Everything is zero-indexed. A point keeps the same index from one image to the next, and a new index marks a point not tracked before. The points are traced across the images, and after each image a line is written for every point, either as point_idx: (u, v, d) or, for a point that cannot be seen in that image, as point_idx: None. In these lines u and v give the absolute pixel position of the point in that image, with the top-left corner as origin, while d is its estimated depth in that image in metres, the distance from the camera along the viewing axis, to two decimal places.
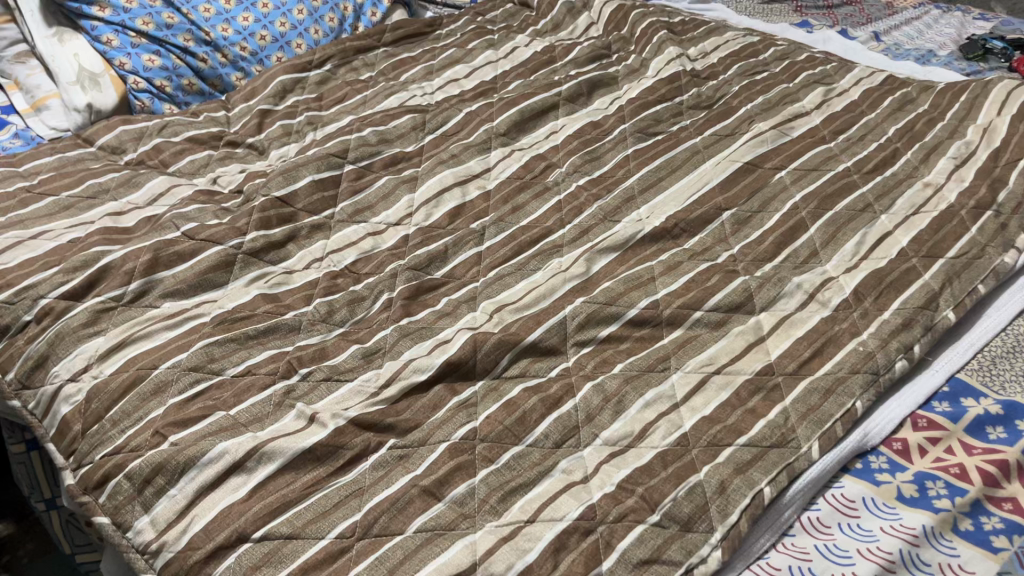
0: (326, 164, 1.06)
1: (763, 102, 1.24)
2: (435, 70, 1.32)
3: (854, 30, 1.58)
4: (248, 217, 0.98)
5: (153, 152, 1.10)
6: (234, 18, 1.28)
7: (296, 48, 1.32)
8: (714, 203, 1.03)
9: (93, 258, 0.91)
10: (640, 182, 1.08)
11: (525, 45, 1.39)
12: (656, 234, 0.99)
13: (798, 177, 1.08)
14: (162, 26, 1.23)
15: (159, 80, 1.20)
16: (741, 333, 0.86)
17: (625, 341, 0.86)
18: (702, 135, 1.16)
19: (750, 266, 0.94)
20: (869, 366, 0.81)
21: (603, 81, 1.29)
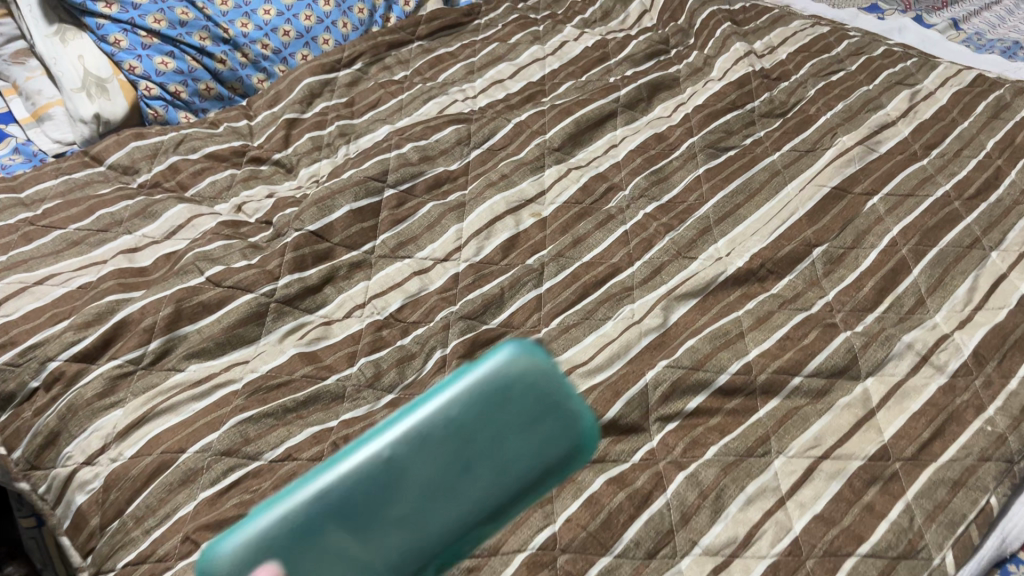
0: (364, 190, 0.95)
1: (844, 109, 1.12)
2: (476, 69, 1.19)
3: (930, 16, 1.44)
4: (280, 258, 0.87)
5: (170, 172, 0.99)
6: (255, 11, 1.15)
7: (323, 45, 1.19)
8: (802, 237, 0.92)
9: (107, 310, 0.80)
10: (716, 209, 0.96)
11: (575, 39, 1.26)
12: (740, 277, 0.87)
13: (893, 205, 0.96)
14: (176, 23, 1.09)
15: (173, 86, 1.08)
16: (847, 407, 0.75)
17: (715, 416, 0.75)
18: (780, 151, 1.04)
19: (851, 319, 0.83)
20: (1001, 453, 0.71)
21: (665, 84, 1.16)
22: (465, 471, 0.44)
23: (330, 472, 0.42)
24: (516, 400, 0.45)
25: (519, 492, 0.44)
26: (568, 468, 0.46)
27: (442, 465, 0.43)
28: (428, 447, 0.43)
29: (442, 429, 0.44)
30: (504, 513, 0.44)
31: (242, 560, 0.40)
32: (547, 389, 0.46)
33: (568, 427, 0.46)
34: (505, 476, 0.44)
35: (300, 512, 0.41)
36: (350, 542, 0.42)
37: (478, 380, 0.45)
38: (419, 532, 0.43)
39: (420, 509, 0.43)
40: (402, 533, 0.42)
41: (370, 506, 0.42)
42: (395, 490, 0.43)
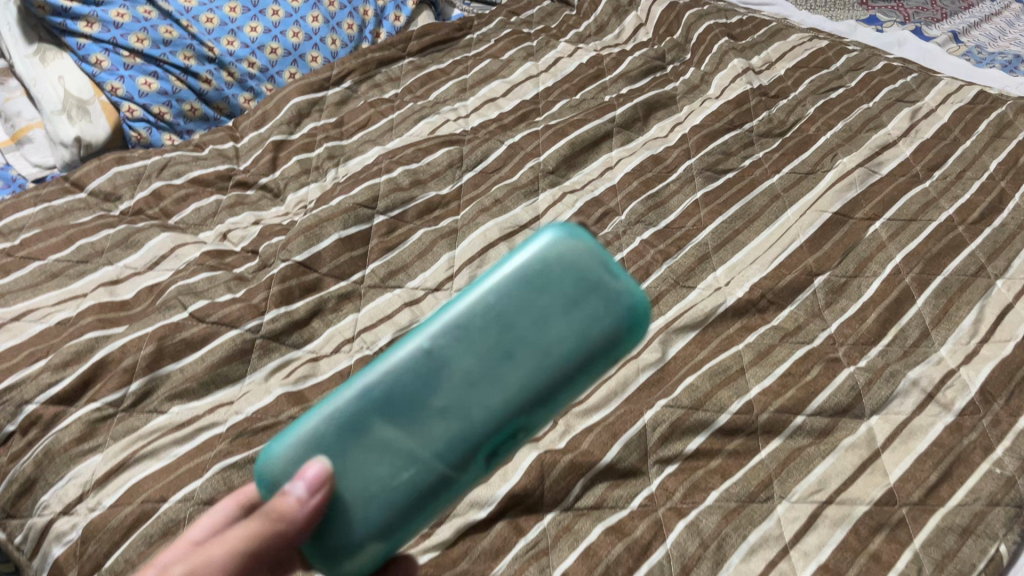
0: (353, 218, 0.92)
1: (844, 129, 1.10)
2: (469, 86, 1.17)
3: (929, 28, 1.42)
4: (266, 290, 0.84)
5: (153, 199, 0.96)
6: (241, 28, 1.12)
7: (311, 62, 1.16)
8: (803, 265, 0.89)
9: (86, 349, 0.77)
10: (714, 235, 0.94)
11: (570, 55, 1.23)
12: (740, 309, 0.85)
13: (895, 230, 0.94)
14: (160, 42, 1.06)
15: (157, 107, 1.05)
16: (852, 448, 0.73)
17: (716, 457, 0.72)
18: (779, 173, 1.02)
19: (854, 353, 0.81)
20: (1011, 498, 0.69)
21: (661, 102, 1.14)
22: (509, 356, 0.49)
23: (375, 368, 0.50)
24: (554, 288, 0.50)
25: (560, 370, 0.49)
26: (614, 346, 0.50)
27: (488, 353, 0.49)
28: (473, 336, 0.49)
29: (486, 317, 0.50)
30: (551, 392, 0.49)
31: (304, 448, 0.49)
32: (587, 271, 0.50)
33: (610, 306, 0.50)
34: (543, 358, 0.49)
35: (367, 396, 0.49)
36: (409, 421, 0.49)
37: (517, 270, 0.50)
38: (463, 416, 0.49)
39: (463, 395, 0.49)
40: (453, 413, 0.49)
41: (418, 397, 0.49)
42: (444, 376, 0.49)
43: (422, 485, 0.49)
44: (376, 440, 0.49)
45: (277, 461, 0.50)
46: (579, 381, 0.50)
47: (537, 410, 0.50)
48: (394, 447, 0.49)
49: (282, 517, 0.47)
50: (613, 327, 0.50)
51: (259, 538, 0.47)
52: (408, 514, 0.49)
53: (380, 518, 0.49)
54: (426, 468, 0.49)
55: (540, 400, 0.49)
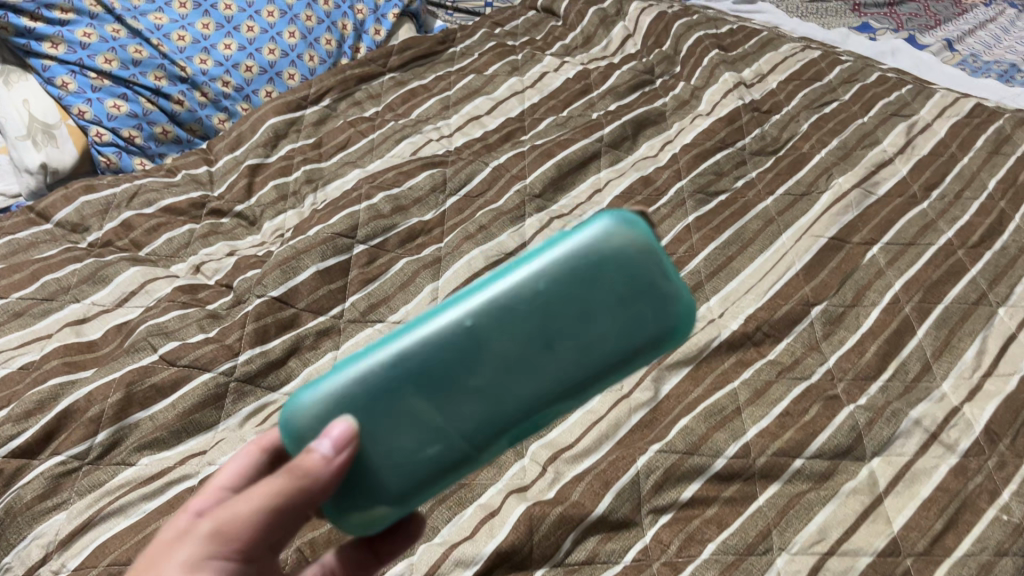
0: (332, 248, 0.89)
1: (839, 146, 1.07)
2: (452, 103, 1.13)
3: (923, 36, 1.39)
4: (240, 329, 0.80)
5: (123, 229, 0.92)
6: (214, 45, 1.08)
7: (288, 80, 1.12)
8: (800, 294, 0.86)
9: (50, 397, 0.73)
10: (707, 263, 0.91)
11: (556, 69, 1.20)
12: (735, 342, 0.82)
13: (893, 256, 0.91)
14: (129, 62, 1.02)
15: (126, 131, 1.01)
16: (853, 493, 0.70)
17: (712, 505, 0.69)
18: (773, 196, 0.99)
19: (853, 389, 0.78)
20: (1019, 547, 0.66)
21: (651, 119, 1.10)
22: (551, 346, 0.47)
23: (411, 336, 0.46)
24: (607, 283, 0.47)
25: (602, 368, 0.47)
26: (657, 348, 0.48)
27: (531, 338, 0.46)
28: (517, 319, 0.46)
29: (534, 302, 0.46)
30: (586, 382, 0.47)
31: (323, 412, 0.46)
32: (644, 266, 0.47)
33: (662, 310, 0.48)
34: (585, 352, 0.47)
35: (398, 364, 0.46)
36: (439, 398, 0.46)
37: (572, 257, 0.47)
38: (496, 400, 0.47)
39: (499, 378, 0.47)
40: (484, 395, 0.47)
41: (450, 375, 0.46)
42: (483, 353, 0.46)
43: (444, 460, 0.47)
44: (404, 411, 0.46)
45: (302, 416, 0.46)
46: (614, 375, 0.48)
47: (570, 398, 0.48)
48: (421, 421, 0.46)
49: (308, 475, 0.43)
50: (661, 328, 0.48)
51: (284, 496, 0.43)
52: (426, 488, 0.47)
53: (397, 488, 0.47)
54: (453, 446, 0.47)
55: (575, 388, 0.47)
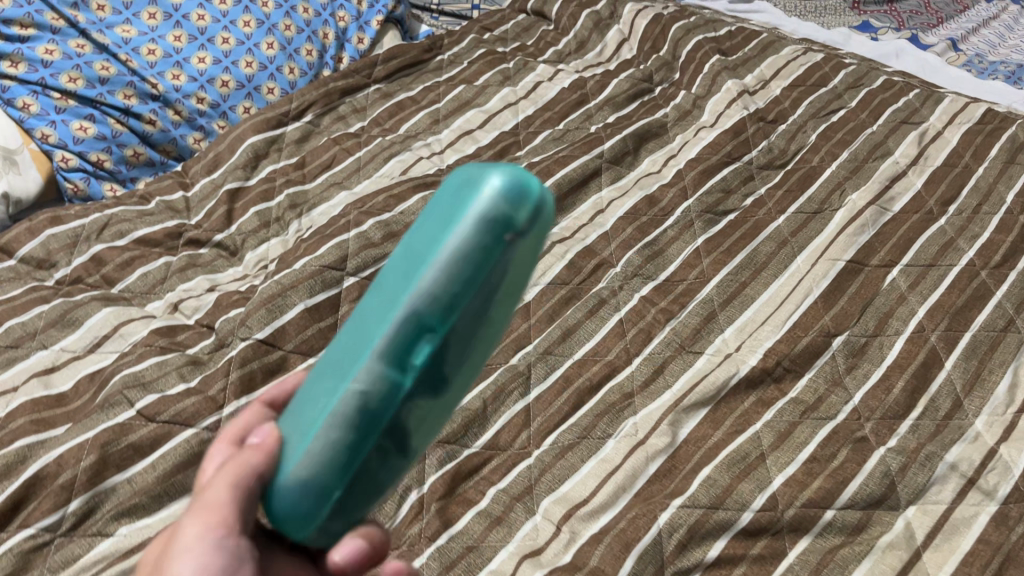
0: (320, 283, 0.83)
1: (850, 158, 1.02)
2: (442, 117, 1.07)
3: (926, 36, 1.34)
4: (224, 378, 0.74)
5: (93, 264, 0.85)
6: (187, 59, 1.01)
7: (268, 94, 1.06)
8: (819, 325, 0.81)
9: (17, 460, 0.67)
10: (720, 289, 0.86)
11: (550, 78, 1.14)
12: (754, 380, 0.77)
13: (915, 279, 0.86)
14: (95, 81, 0.95)
15: (94, 155, 0.93)
16: (890, 548, 0.65)
17: (740, 565, 0.64)
18: (785, 214, 0.94)
19: (882, 430, 0.73)
20: None
21: (652, 132, 1.05)
22: (398, 275, 0.38)
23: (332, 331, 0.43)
24: (443, 190, 0.38)
25: (437, 273, 0.36)
26: (491, 231, 0.35)
27: (385, 277, 0.39)
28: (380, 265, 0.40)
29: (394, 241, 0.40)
30: (433, 274, 0.36)
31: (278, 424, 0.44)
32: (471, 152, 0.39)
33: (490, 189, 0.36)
34: (421, 262, 0.36)
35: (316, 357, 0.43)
36: (324, 369, 0.40)
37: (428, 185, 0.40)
38: (357, 344, 0.38)
39: (362, 328, 0.39)
40: (349, 346, 0.39)
41: (335, 344, 0.41)
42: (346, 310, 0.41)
43: (333, 414, 0.38)
44: (306, 395, 0.41)
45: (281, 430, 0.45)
46: (485, 266, 0.36)
47: (435, 304, 0.36)
48: (313, 397, 0.40)
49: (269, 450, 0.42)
50: (493, 183, 0.35)
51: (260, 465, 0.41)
52: (316, 466, 0.39)
53: (300, 465, 0.39)
54: (327, 406, 0.39)
55: (430, 290, 0.36)
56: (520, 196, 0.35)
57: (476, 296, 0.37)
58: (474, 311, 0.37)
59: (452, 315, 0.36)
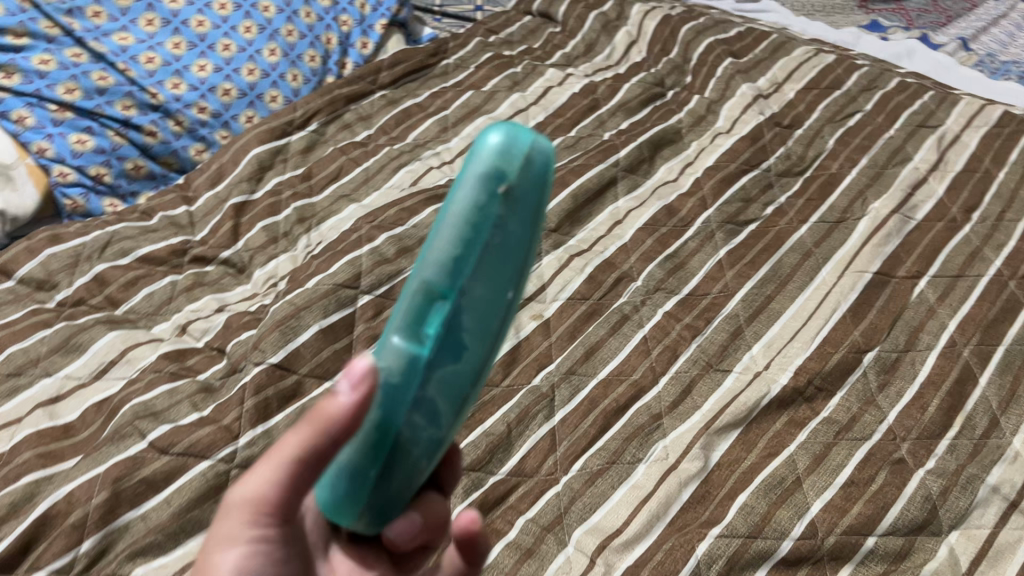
0: (334, 302, 0.80)
1: (870, 164, 1.00)
2: (451, 125, 1.04)
3: (936, 35, 1.32)
4: (239, 406, 0.71)
5: (96, 284, 0.82)
6: (187, 67, 0.97)
7: (271, 103, 1.03)
8: (849, 340, 0.79)
9: (25, 498, 0.64)
10: (745, 304, 0.83)
11: (560, 83, 1.11)
12: (785, 400, 0.75)
13: (943, 290, 0.84)
14: (93, 91, 0.91)
15: (94, 169, 0.90)
16: None
17: None
18: (807, 224, 0.92)
19: (919, 450, 0.71)
20: None
21: (667, 138, 1.02)
22: None
23: None
24: None
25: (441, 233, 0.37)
26: (483, 180, 0.36)
27: None
28: None
29: None
30: (436, 238, 0.37)
31: None
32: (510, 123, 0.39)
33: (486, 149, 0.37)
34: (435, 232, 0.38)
35: None
36: None
37: None
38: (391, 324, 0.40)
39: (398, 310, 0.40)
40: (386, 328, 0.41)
41: None
42: None
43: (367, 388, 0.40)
44: None
45: None
46: (483, 218, 0.36)
47: (439, 269, 0.37)
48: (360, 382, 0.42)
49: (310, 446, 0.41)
50: (487, 143, 0.36)
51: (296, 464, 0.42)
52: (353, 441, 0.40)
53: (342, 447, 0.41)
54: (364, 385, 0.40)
55: (435, 255, 0.37)
56: (510, 150, 0.36)
57: (482, 255, 0.36)
58: (483, 270, 0.37)
59: (459, 278, 0.37)
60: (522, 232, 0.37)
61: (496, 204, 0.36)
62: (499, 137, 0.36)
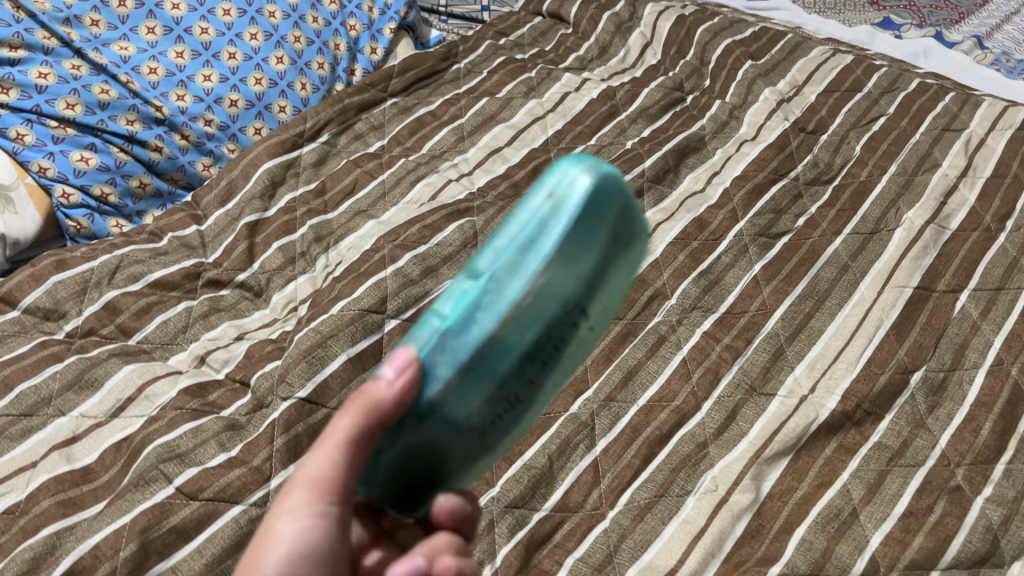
0: (361, 329, 0.76)
1: (900, 171, 0.97)
2: (467, 133, 1.01)
3: (950, 32, 1.30)
4: (269, 445, 0.68)
5: (107, 312, 0.78)
6: (192, 77, 0.93)
7: (279, 113, 0.98)
8: (895, 360, 0.77)
9: (46, 553, 0.59)
10: (785, 322, 0.81)
11: (577, 88, 1.07)
12: (834, 425, 0.73)
13: (985, 305, 0.82)
14: (95, 106, 0.86)
15: (98, 188, 0.86)
16: None
17: None
18: (841, 236, 0.89)
19: (975, 476, 0.69)
20: None
21: (692, 146, 0.99)
22: None
23: None
24: None
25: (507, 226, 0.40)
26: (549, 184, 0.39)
27: None
28: None
29: None
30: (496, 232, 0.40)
31: None
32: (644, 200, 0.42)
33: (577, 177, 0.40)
34: None
35: None
36: None
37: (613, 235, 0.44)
38: None
39: None
40: None
41: None
42: None
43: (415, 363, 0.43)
44: None
45: None
46: (534, 215, 0.39)
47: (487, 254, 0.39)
48: None
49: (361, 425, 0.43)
50: (572, 175, 0.39)
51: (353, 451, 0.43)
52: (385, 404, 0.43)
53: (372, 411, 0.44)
54: None
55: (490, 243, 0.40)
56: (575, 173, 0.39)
57: (521, 249, 0.39)
58: (504, 262, 0.39)
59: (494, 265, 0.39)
60: (561, 237, 0.38)
61: (547, 208, 0.39)
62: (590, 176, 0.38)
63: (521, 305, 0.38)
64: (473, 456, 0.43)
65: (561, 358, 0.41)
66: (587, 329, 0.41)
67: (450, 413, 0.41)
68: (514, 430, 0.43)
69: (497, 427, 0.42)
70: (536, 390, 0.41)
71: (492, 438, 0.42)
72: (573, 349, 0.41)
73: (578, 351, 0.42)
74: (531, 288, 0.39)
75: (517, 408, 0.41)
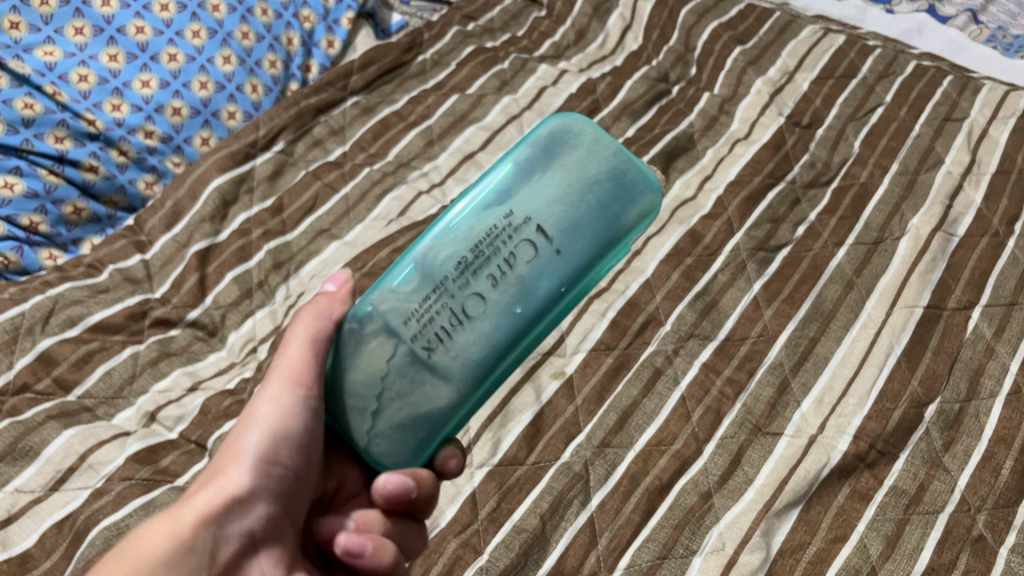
0: None
1: (903, 168, 0.90)
2: (436, 136, 0.92)
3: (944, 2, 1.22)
4: None
5: (42, 364, 0.69)
6: (128, 83, 0.82)
7: (229, 120, 0.89)
8: (908, 392, 0.72)
9: None
10: (789, 350, 0.75)
11: (554, 82, 0.99)
12: (846, 470, 0.68)
13: (999, 324, 0.76)
14: (17, 123, 0.77)
15: (26, 218, 0.77)
16: None
17: None
18: (844, 247, 0.83)
19: (997, 523, 0.64)
20: None
21: (680, 147, 0.93)
22: None
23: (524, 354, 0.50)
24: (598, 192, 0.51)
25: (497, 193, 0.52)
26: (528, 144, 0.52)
27: None
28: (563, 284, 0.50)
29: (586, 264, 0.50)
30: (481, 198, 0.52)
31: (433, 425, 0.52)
32: (633, 157, 0.52)
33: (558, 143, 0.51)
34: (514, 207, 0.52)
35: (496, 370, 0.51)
36: None
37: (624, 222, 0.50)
38: None
39: None
40: None
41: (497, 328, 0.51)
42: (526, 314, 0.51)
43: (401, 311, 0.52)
44: None
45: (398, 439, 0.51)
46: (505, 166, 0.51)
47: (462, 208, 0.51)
48: None
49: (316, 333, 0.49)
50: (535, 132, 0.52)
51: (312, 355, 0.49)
52: None
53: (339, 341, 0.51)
54: None
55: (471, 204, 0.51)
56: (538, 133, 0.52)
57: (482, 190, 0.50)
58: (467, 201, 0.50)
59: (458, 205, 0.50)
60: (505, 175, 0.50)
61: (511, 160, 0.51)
62: (547, 127, 0.52)
63: (451, 224, 0.49)
64: (416, 374, 0.48)
65: (513, 278, 0.48)
66: (547, 251, 0.48)
67: (386, 320, 0.48)
68: (466, 358, 0.47)
69: (439, 341, 0.47)
70: (484, 308, 0.47)
71: (434, 356, 0.47)
72: (528, 270, 0.48)
73: (540, 278, 0.48)
74: (475, 215, 0.49)
75: (462, 323, 0.47)
